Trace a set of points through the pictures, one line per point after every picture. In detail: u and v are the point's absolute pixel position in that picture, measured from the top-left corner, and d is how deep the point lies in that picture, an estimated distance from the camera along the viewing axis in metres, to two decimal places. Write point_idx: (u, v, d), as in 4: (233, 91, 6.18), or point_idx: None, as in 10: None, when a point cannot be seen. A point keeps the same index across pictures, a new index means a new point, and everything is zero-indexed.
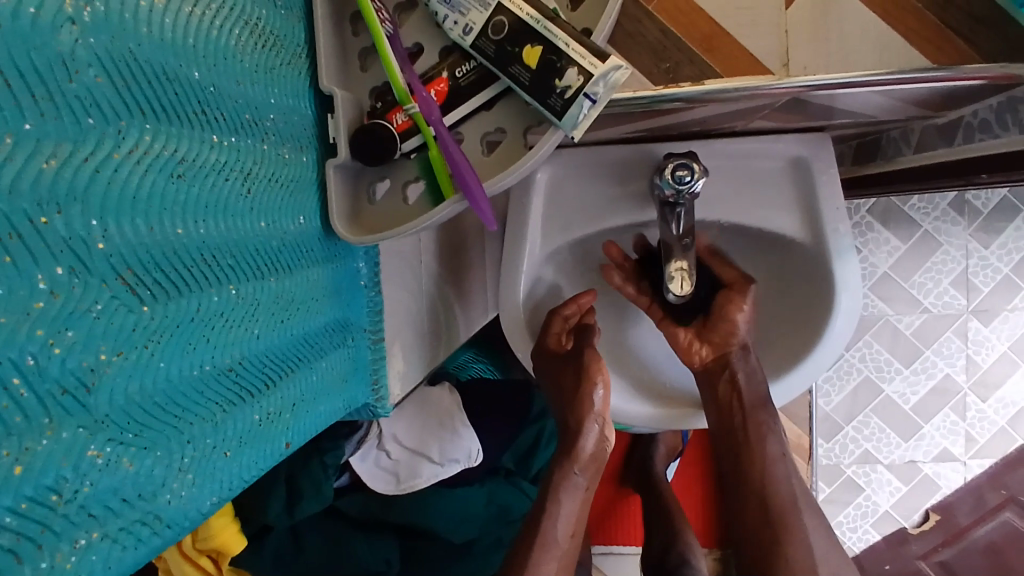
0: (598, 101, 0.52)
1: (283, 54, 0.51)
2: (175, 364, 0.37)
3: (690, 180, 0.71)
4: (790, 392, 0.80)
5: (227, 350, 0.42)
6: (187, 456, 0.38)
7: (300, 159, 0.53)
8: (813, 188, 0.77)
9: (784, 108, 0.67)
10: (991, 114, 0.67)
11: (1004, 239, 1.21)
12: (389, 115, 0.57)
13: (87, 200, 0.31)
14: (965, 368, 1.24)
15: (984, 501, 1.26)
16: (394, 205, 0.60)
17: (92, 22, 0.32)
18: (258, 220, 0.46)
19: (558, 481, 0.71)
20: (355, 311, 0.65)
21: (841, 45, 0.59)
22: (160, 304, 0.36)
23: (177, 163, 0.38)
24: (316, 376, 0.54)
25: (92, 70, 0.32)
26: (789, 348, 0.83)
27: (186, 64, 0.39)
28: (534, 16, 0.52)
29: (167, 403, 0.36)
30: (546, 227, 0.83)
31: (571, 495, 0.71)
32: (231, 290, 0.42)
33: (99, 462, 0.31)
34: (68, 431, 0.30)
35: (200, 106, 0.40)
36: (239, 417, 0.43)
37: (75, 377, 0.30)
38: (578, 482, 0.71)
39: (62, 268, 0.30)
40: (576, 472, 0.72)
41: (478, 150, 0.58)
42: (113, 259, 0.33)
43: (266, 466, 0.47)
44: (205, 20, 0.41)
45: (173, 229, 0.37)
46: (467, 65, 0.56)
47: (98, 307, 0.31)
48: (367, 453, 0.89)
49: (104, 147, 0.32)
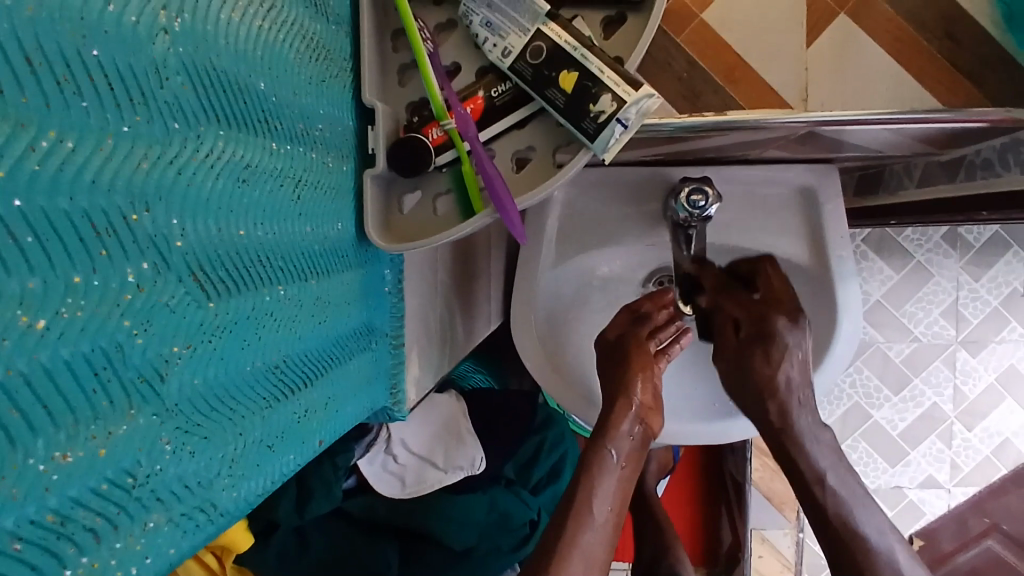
0: (629, 127, 0.55)
1: (332, 66, 0.53)
2: (232, 359, 0.39)
3: (704, 205, 0.74)
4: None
5: (274, 348, 0.44)
6: (238, 448, 0.39)
7: (341, 168, 0.55)
8: (819, 217, 0.80)
9: (797, 140, 0.70)
10: (993, 154, 0.71)
11: (994, 272, 1.26)
12: (426, 129, 0.59)
13: (170, 200, 0.33)
14: (952, 398, 1.27)
15: (967, 528, 1.29)
16: (424, 215, 0.62)
17: (181, 33, 0.34)
18: (305, 224, 0.48)
19: (591, 458, 0.67)
20: (380, 316, 0.67)
21: (857, 82, 0.60)
22: (223, 301, 0.38)
23: (243, 168, 0.40)
24: (344, 377, 0.56)
25: (179, 78, 0.34)
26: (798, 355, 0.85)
27: (254, 75, 0.41)
28: (571, 43, 0.55)
29: (224, 397, 0.38)
30: (560, 243, 0.85)
31: (608, 473, 0.67)
32: (280, 291, 0.45)
33: (167, 449, 0.33)
34: (144, 418, 0.32)
35: (263, 115, 0.42)
36: (281, 413, 0.45)
37: (152, 366, 0.32)
38: (612, 458, 0.67)
39: (146, 264, 0.32)
40: (611, 451, 0.68)
41: (509, 166, 0.61)
42: (187, 258, 0.35)
43: (301, 463, 0.48)
44: (270, 33, 0.43)
45: (236, 231, 0.39)
46: (503, 86, 0.59)
47: (173, 301, 0.33)
48: (375, 457, 0.90)
49: (186, 151, 0.34)
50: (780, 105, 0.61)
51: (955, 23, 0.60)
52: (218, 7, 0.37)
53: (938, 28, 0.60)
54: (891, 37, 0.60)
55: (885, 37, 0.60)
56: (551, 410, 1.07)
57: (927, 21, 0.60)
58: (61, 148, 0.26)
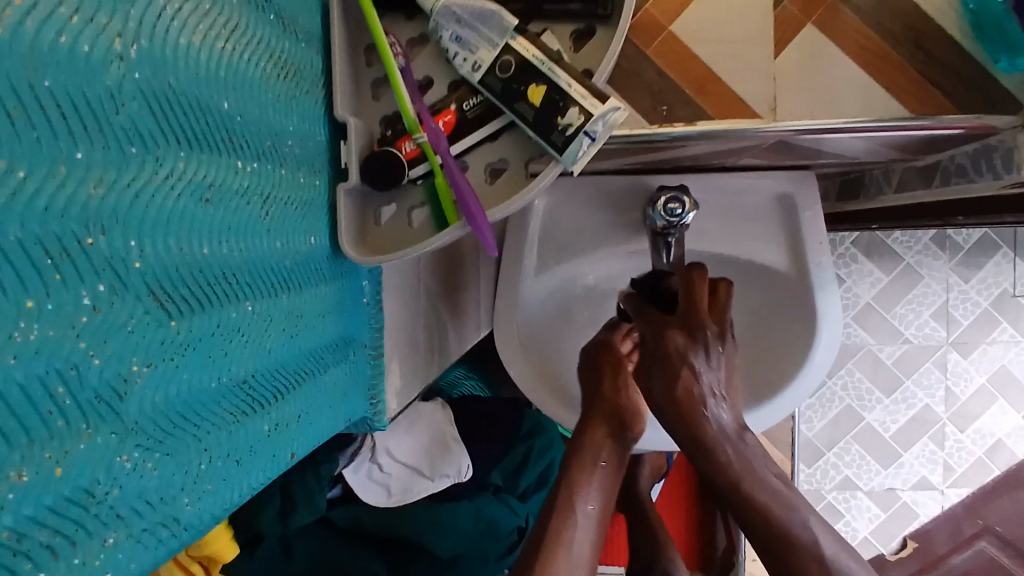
0: (597, 139, 0.56)
1: (302, 83, 0.54)
2: (196, 376, 0.39)
3: (682, 213, 0.76)
4: (772, 415, 0.83)
5: (242, 364, 0.44)
6: (203, 463, 0.40)
7: (313, 183, 0.56)
8: (797, 223, 0.81)
9: (772, 148, 0.71)
10: (968, 160, 0.69)
11: (984, 274, 1.26)
12: (398, 143, 0.60)
13: (127, 222, 0.34)
14: (944, 399, 1.27)
15: (961, 530, 1.30)
16: (399, 228, 0.62)
17: (138, 58, 0.35)
18: (274, 240, 0.49)
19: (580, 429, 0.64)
20: (357, 327, 0.67)
21: (826, 93, 0.60)
22: (185, 319, 0.38)
23: (205, 187, 0.40)
24: (319, 389, 0.57)
25: (136, 103, 0.34)
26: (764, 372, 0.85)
27: (217, 95, 0.42)
28: (539, 57, 0.56)
29: (188, 413, 0.39)
30: (542, 252, 0.86)
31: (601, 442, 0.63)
32: (248, 307, 0.45)
33: (127, 466, 0.34)
34: (102, 436, 0.32)
35: (227, 134, 0.43)
36: (250, 427, 0.45)
37: (110, 386, 0.33)
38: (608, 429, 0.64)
39: (103, 285, 0.32)
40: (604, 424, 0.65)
41: (482, 179, 0.61)
42: (146, 278, 0.35)
43: (272, 476, 0.49)
44: (234, 54, 0.44)
45: (199, 249, 0.40)
46: (474, 100, 0.60)
47: (131, 321, 0.34)
48: (360, 466, 0.90)
49: (143, 173, 0.35)
50: (751, 116, 0.61)
51: (924, 35, 0.60)
52: (177, 31, 0.38)
53: (905, 37, 0.60)
54: (859, 47, 0.60)
55: (853, 48, 0.60)
56: (539, 416, 1.07)
57: (896, 31, 0.60)
58: (13, 177, 0.27)
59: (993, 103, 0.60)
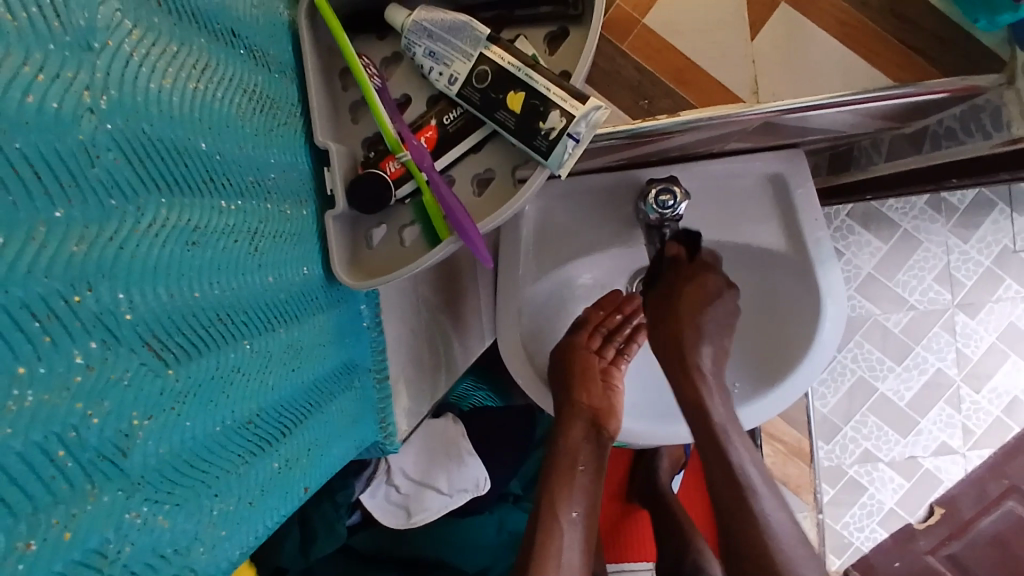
0: (581, 140, 0.55)
1: (279, 114, 0.53)
2: (199, 422, 0.39)
3: (673, 204, 0.75)
4: (784, 400, 0.83)
5: (245, 403, 0.44)
6: (216, 509, 0.39)
7: (301, 213, 0.55)
8: (791, 202, 0.80)
9: (757, 131, 0.71)
10: (955, 122, 0.69)
11: (982, 233, 1.26)
12: (383, 163, 0.59)
13: (113, 276, 0.33)
14: (955, 362, 1.27)
15: (986, 492, 1.29)
16: (392, 248, 0.62)
17: (108, 109, 0.34)
18: (266, 275, 0.48)
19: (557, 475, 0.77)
20: (360, 352, 0.67)
21: (807, 71, 0.59)
22: (183, 366, 0.38)
23: (191, 231, 0.40)
24: (326, 420, 0.56)
25: (111, 153, 0.34)
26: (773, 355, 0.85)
27: (193, 136, 0.41)
28: (515, 63, 0.55)
29: (195, 460, 0.38)
30: (537, 256, 0.85)
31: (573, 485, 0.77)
32: (245, 346, 0.45)
33: (137, 521, 0.33)
34: (108, 495, 0.32)
35: (208, 174, 0.43)
36: (260, 466, 0.45)
37: (112, 443, 0.32)
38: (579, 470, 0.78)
39: (94, 342, 0.32)
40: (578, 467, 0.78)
41: (470, 191, 0.61)
42: (139, 329, 0.35)
43: (288, 513, 0.48)
44: (207, 92, 0.43)
45: (191, 293, 0.39)
46: (454, 112, 0.59)
47: (127, 374, 0.34)
48: (377, 489, 0.90)
49: (125, 224, 0.35)
50: (732, 100, 0.61)
51: (899, 1, 0.60)
52: (146, 77, 0.37)
53: (880, 5, 0.60)
54: (836, 22, 0.60)
55: (830, 22, 0.60)
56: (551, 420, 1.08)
57: (870, 0, 0.60)
58: None
59: (971, 62, 0.59)
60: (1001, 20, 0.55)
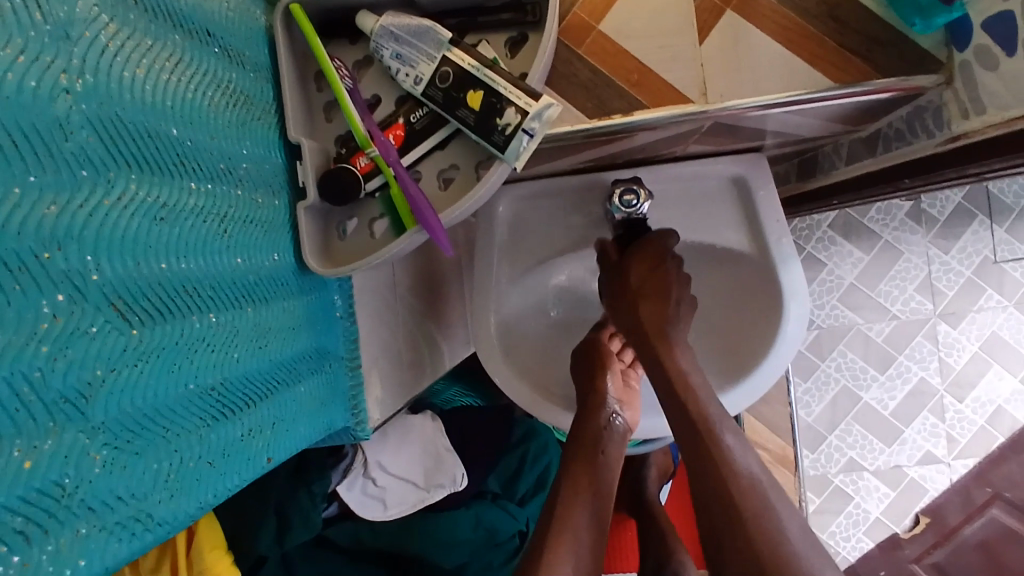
0: (535, 135, 0.58)
1: (253, 110, 0.57)
2: (161, 382, 0.42)
3: (637, 204, 0.78)
4: (750, 395, 0.84)
5: (209, 371, 0.47)
6: (174, 464, 0.43)
7: (273, 203, 0.59)
8: (752, 203, 0.83)
9: (714, 133, 0.74)
10: (903, 124, 0.72)
11: (963, 243, 1.28)
12: (353, 159, 0.63)
13: (82, 240, 0.37)
14: (939, 371, 1.29)
15: (971, 499, 1.29)
16: (362, 240, 0.65)
17: (83, 91, 0.38)
18: (234, 256, 0.52)
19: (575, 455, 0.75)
20: (332, 341, 0.70)
21: (751, 72, 0.63)
22: (147, 329, 0.41)
23: (159, 208, 0.43)
24: (294, 399, 0.59)
25: (84, 131, 0.37)
26: (741, 354, 0.87)
27: (165, 122, 0.45)
28: (474, 65, 0.59)
29: (155, 416, 0.42)
30: (512, 255, 0.88)
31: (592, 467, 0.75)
32: (211, 318, 0.48)
33: (96, 462, 0.36)
34: (70, 434, 0.35)
35: (178, 158, 0.46)
36: (222, 432, 0.48)
37: (75, 389, 0.35)
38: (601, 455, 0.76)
39: (61, 296, 0.35)
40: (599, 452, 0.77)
41: (435, 185, 0.64)
42: (105, 290, 0.38)
43: (248, 480, 0.51)
44: (180, 84, 0.47)
45: (157, 264, 0.43)
46: (421, 111, 0.63)
47: (93, 329, 0.37)
48: (354, 482, 0.92)
49: (95, 195, 0.38)
50: (682, 101, 0.64)
51: (838, 7, 0.64)
52: (120, 66, 0.41)
53: (823, 12, 0.63)
54: (780, 27, 0.63)
55: (773, 28, 0.64)
56: (532, 422, 1.08)
57: (811, 7, 0.64)
58: None
59: (910, 63, 0.63)
60: (937, 22, 0.59)
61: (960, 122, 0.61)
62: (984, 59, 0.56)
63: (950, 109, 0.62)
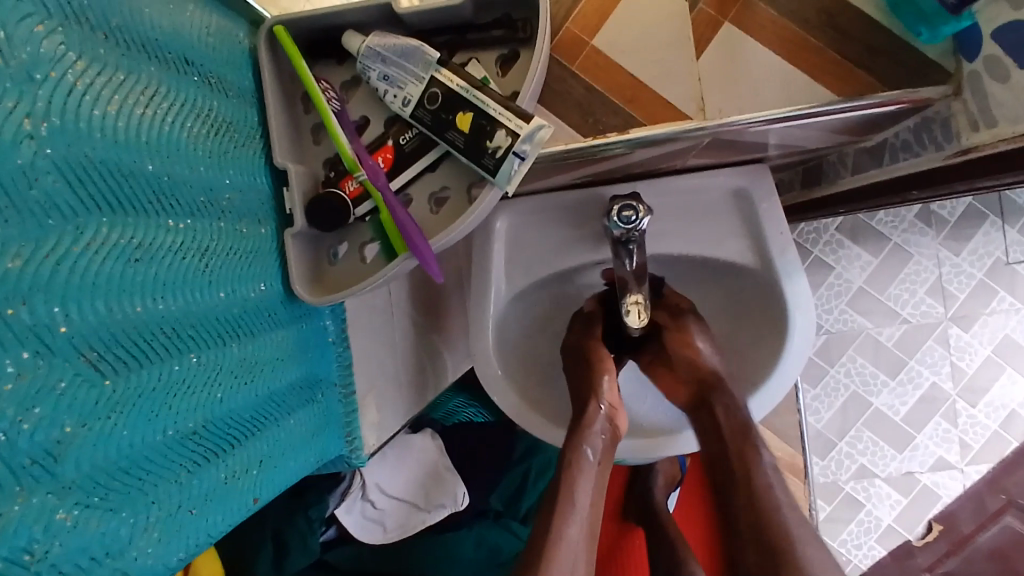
0: (527, 158, 0.57)
1: (237, 137, 0.55)
2: (138, 431, 0.41)
3: (636, 219, 0.75)
4: (783, 383, 0.82)
5: (190, 414, 0.46)
6: (152, 516, 0.41)
7: (258, 231, 0.57)
8: (755, 216, 0.81)
9: (713, 147, 0.72)
10: (910, 135, 0.69)
11: (974, 245, 1.25)
12: (342, 183, 0.61)
13: (50, 291, 0.35)
14: (951, 375, 1.25)
15: (985, 506, 1.27)
16: (353, 265, 0.64)
17: (50, 134, 0.36)
18: (217, 291, 0.50)
19: (571, 459, 0.73)
20: (324, 367, 0.69)
21: (750, 87, 0.61)
22: (121, 378, 0.40)
23: (134, 249, 0.42)
24: (283, 433, 0.58)
25: (51, 176, 0.36)
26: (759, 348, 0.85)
27: (140, 158, 0.43)
28: (463, 85, 0.57)
29: (131, 467, 0.40)
30: (510, 271, 0.86)
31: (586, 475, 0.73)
32: (192, 359, 0.46)
33: (67, 524, 0.35)
34: (38, 497, 0.33)
35: (155, 194, 0.45)
36: (204, 477, 0.46)
37: (43, 448, 0.34)
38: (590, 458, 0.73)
39: (27, 352, 0.33)
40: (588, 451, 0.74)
41: (426, 208, 0.62)
42: (75, 341, 0.37)
43: (233, 523, 0.50)
44: (156, 118, 0.45)
45: (132, 308, 0.41)
46: (410, 133, 0.61)
47: (61, 384, 0.35)
48: (353, 505, 0.91)
49: (64, 242, 0.36)
50: (679, 117, 0.62)
51: (838, 17, 0.61)
52: (90, 104, 0.39)
53: (823, 23, 0.61)
54: (778, 39, 0.61)
55: (771, 40, 0.61)
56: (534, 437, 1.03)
57: (811, 18, 0.61)
58: None
59: (917, 73, 0.60)
60: (943, 31, 0.57)
61: (969, 135, 0.59)
62: (994, 70, 0.54)
63: (959, 121, 0.60)
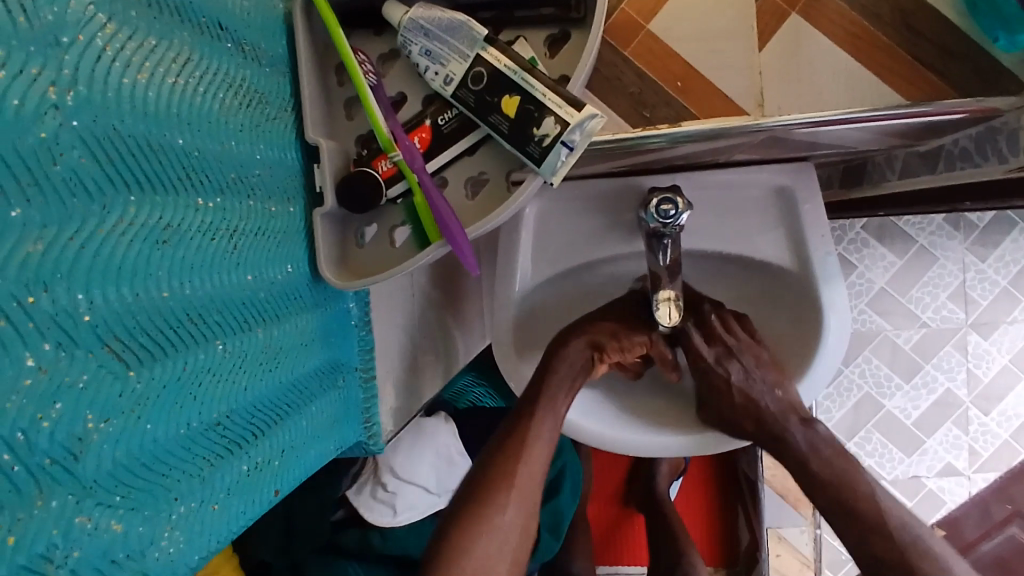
0: (575, 148, 0.53)
1: (268, 110, 0.52)
2: (161, 425, 0.39)
3: (675, 214, 0.70)
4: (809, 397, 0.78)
5: (215, 406, 0.44)
6: (175, 514, 0.40)
7: (287, 210, 0.55)
8: (797, 217, 0.77)
9: (763, 144, 0.69)
10: (971, 143, 0.65)
11: (1001, 251, 1.16)
12: (375, 162, 0.58)
13: (73, 277, 0.32)
14: (966, 382, 1.17)
15: (990, 514, 1.18)
16: (382, 249, 0.61)
17: (75, 104, 0.33)
18: (245, 274, 0.48)
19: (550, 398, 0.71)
20: (347, 351, 0.67)
21: (812, 85, 0.57)
22: (146, 369, 0.37)
23: (162, 230, 0.39)
24: (305, 422, 0.56)
25: (75, 151, 0.33)
26: (789, 356, 0.81)
27: (170, 132, 0.40)
28: (511, 67, 0.54)
29: (154, 463, 0.38)
30: (536, 257, 0.83)
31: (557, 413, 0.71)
32: (219, 346, 0.44)
33: (87, 527, 0.33)
34: (57, 500, 0.32)
35: (185, 171, 0.42)
36: (226, 471, 0.45)
37: (63, 447, 0.32)
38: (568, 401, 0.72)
39: (48, 344, 0.31)
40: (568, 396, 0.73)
41: (462, 194, 0.59)
42: (98, 330, 0.34)
43: (253, 517, 0.49)
44: (187, 88, 0.42)
45: (158, 293, 0.39)
46: (450, 113, 0.58)
47: (83, 378, 0.33)
48: (362, 488, 0.87)
49: (89, 224, 0.34)
50: (735, 113, 0.59)
51: (911, 12, 0.57)
52: (119, 72, 0.36)
53: (895, 20, 0.57)
54: (845, 34, 0.57)
55: (839, 36, 0.57)
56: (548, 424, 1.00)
57: (883, 14, 0.57)
58: None
59: (990, 81, 0.56)
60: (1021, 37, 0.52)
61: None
62: None
63: None
